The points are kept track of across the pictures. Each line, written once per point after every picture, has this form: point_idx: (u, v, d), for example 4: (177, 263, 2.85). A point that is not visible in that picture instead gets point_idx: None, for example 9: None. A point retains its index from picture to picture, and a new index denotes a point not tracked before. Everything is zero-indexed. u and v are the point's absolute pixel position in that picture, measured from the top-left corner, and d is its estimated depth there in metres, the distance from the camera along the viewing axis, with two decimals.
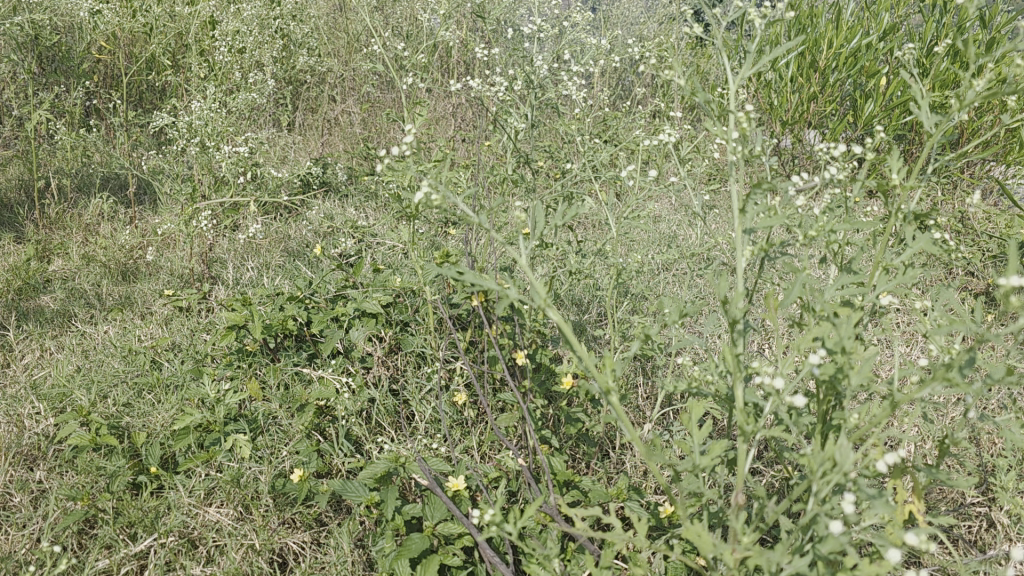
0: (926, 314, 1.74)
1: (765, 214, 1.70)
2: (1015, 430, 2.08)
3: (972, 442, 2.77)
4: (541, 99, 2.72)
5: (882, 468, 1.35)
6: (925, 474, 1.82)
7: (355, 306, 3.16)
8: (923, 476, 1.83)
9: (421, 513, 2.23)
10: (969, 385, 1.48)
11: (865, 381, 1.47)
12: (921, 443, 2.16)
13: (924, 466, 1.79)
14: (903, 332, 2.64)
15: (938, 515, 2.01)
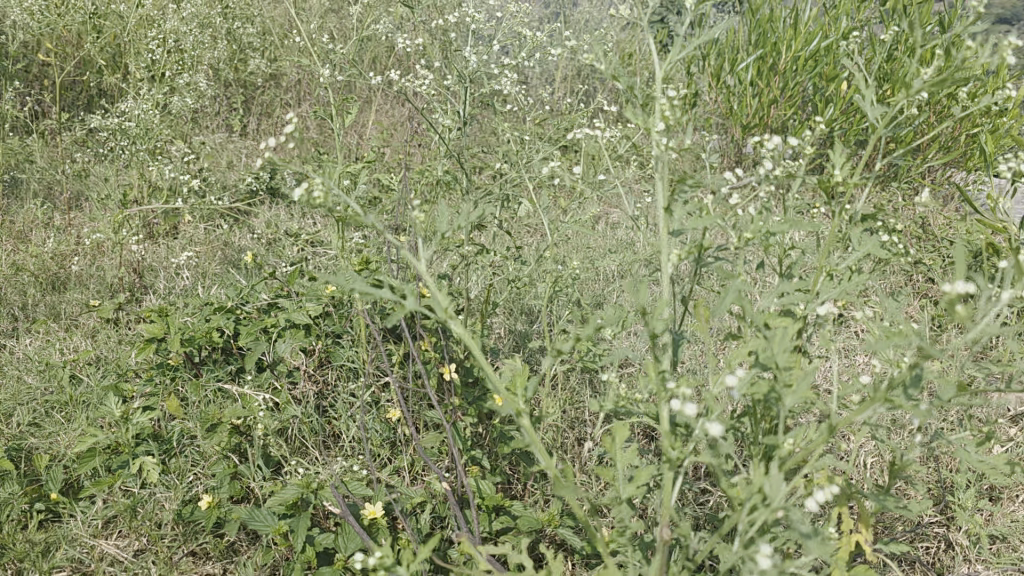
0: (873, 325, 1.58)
1: (696, 214, 1.52)
2: (971, 450, 1.94)
3: (930, 458, 2.63)
4: (472, 95, 2.53)
5: (817, 503, 1.19)
6: (874, 500, 1.67)
7: (283, 317, 2.96)
8: (872, 501, 1.67)
9: (334, 545, 2.03)
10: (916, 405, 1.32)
11: (800, 401, 1.31)
12: (873, 462, 2.02)
13: (873, 491, 1.64)
14: (858, 343, 2.49)
15: (891, 543, 1.86)
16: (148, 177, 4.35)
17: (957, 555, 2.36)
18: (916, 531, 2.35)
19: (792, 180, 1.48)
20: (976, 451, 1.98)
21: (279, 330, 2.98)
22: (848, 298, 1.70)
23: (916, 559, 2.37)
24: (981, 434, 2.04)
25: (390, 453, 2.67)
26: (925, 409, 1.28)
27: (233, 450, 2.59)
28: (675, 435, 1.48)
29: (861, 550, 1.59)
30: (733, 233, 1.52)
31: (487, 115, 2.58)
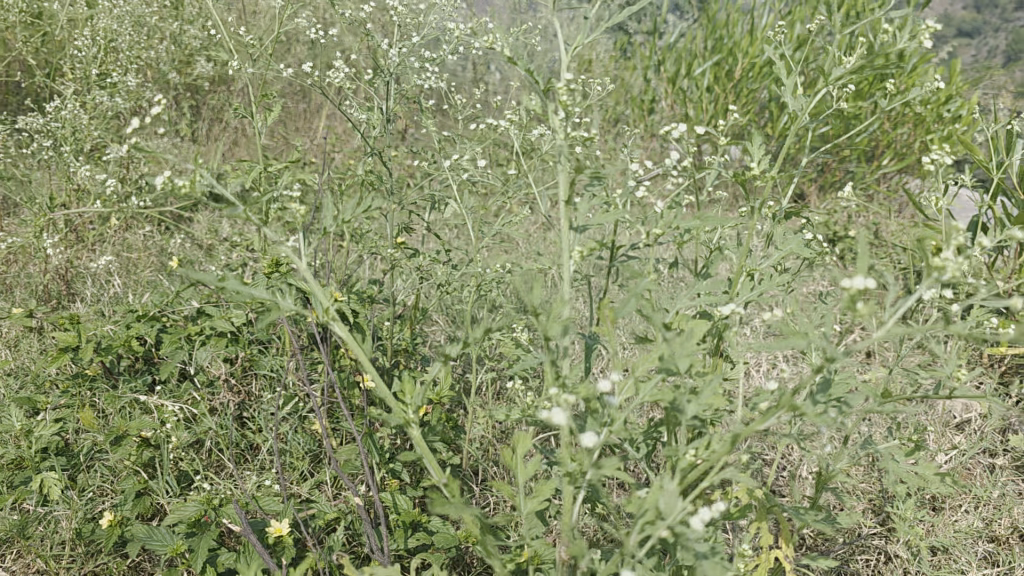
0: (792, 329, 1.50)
1: (603, 209, 1.41)
2: (905, 459, 1.86)
3: (873, 467, 2.55)
4: (393, 91, 2.41)
5: (714, 523, 1.09)
6: (797, 513, 1.58)
7: (203, 325, 2.81)
8: (795, 514, 1.58)
9: (236, 566, 1.90)
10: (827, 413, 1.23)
11: (703, 409, 1.20)
12: (804, 472, 1.94)
13: (795, 505, 1.55)
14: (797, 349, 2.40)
15: (821, 558, 1.78)
16: (78, 180, 4.18)
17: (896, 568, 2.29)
18: (851, 543, 2.27)
19: (701, 173, 1.39)
20: (910, 460, 1.91)
21: (200, 338, 2.84)
22: (769, 300, 1.61)
23: (854, 572, 2.29)
24: (918, 444, 1.96)
25: (312, 466, 2.55)
26: (834, 418, 1.18)
27: (144, 465, 2.45)
28: (578, 446, 1.38)
29: (780, 567, 1.50)
30: (641, 230, 1.42)
31: (410, 112, 2.47)
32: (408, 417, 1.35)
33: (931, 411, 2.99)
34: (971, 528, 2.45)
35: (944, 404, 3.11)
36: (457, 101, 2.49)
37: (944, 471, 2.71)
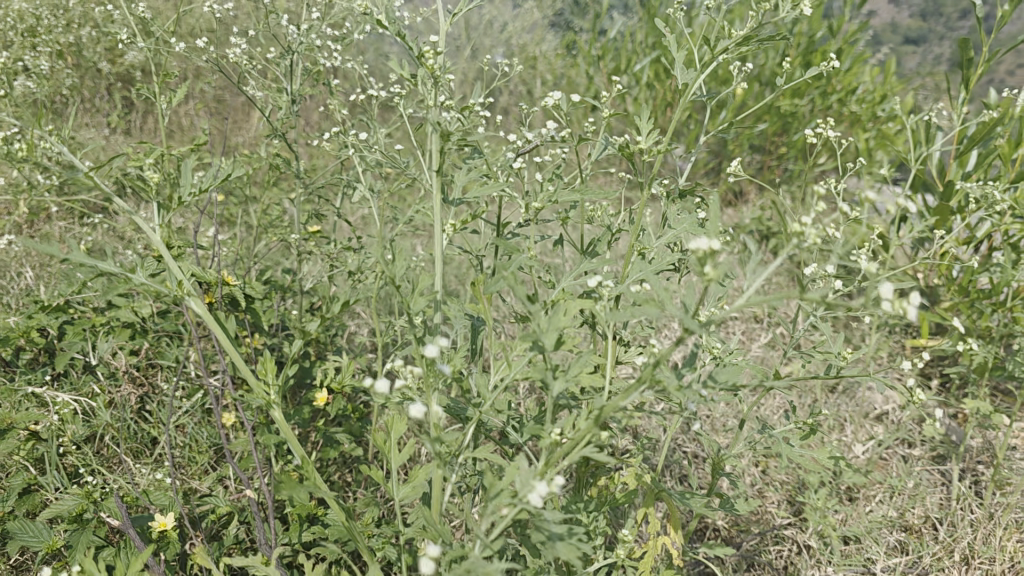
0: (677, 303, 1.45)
1: (480, 181, 1.35)
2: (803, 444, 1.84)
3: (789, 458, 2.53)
4: (296, 69, 2.31)
5: (574, 504, 1.03)
6: (688, 500, 1.53)
7: (105, 314, 2.68)
8: (687, 501, 1.54)
9: (117, 562, 1.80)
10: (701, 390, 1.18)
11: (570, 386, 1.15)
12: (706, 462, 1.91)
13: (685, 492, 1.51)
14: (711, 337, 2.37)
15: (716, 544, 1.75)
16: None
17: (807, 559, 2.27)
18: (759, 534, 2.26)
19: (580, 145, 1.33)
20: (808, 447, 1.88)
21: (104, 328, 2.72)
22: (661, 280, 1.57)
23: (765, 564, 2.26)
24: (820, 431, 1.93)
25: (214, 460, 2.45)
26: (703, 394, 1.13)
27: (35, 460, 2.32)
28: (452, 430, 1.32)
29: (668, 555, 1.46)
30: (519, 202, 1.36)
31: (317, 93, 2.40)
32: (271, 400, 1.27)
33: (852, 403, 2.99)
34: (885, 518, 2.44)
35: (865, 396, 3.12)
36: (367, 84, 2.44)
37: (861, 461, 2.71)
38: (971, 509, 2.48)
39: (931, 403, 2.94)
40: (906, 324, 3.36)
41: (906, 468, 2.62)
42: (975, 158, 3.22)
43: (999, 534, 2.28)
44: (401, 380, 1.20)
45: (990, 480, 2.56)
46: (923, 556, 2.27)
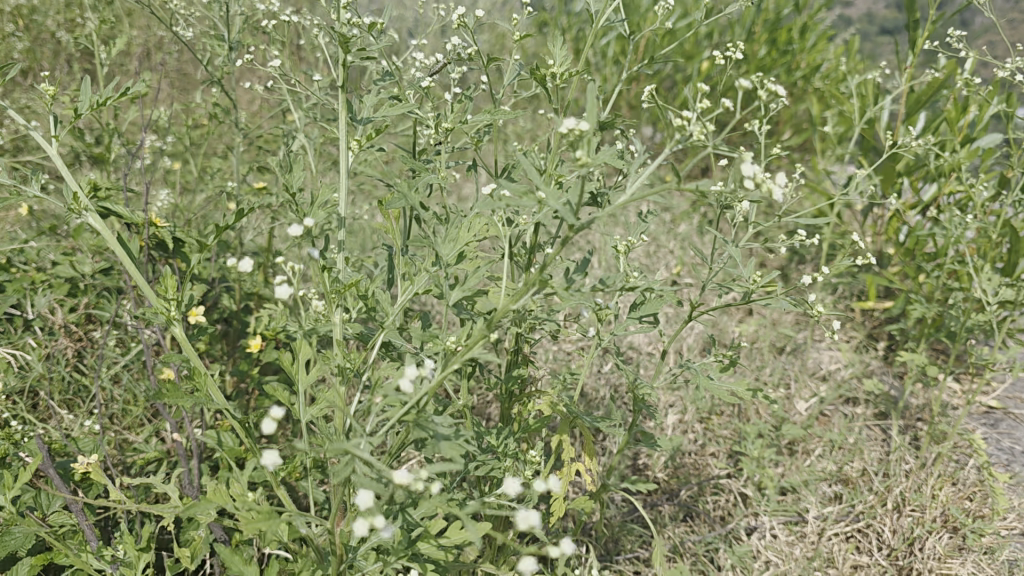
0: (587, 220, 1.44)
1: (386, 99, 1.34)
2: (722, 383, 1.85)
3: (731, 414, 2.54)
4: (229, 12, 2.27)
5: (460, 402, 1.02)
6: (605, 428, 1.53)
7: (41, 268, 2.62)
8: (603, 430, 1.54)
9: (34, 502, 1.73)
10: (599, 302, 1.17)
11: (466, 294, 1.15)
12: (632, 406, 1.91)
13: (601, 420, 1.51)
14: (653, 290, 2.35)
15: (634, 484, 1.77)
16: None
17: (741, 508, 2.28)
18: (694, 483, 2.27)
19: (487, 64, 1.32)
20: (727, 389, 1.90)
21: (42, 283, 2.66)
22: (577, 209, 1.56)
23: (701, 513, 2.27)
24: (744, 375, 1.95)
25: (151, 413, 2.42)
26: (596, 303, 1.13)
27: None
28: (357, 351, 1.30)
29: (582, 481, 1.45)
30: (428, 121, 1.35)
31: (255, 40, 2.36)
32: (173, 318, 1.25)
33: (798, 363, 3.01)
34: (824, 471, 2.45)
35: (812, 357, 3.14)
36: (309, 32, 2.41)
37: (802, 418, 2.73)
38: (907, 461, 2.51)
39: (875, 361, 2.99)
40: (854, 287, 3.39)
41: (846, 423, 2.64)
42: (924, 121, 3.24)
43: (930, 483, 2.31)
44: (279, 289, 1.19)
45: (927, 434, 2.59)
46: (856, 505, 2.29)
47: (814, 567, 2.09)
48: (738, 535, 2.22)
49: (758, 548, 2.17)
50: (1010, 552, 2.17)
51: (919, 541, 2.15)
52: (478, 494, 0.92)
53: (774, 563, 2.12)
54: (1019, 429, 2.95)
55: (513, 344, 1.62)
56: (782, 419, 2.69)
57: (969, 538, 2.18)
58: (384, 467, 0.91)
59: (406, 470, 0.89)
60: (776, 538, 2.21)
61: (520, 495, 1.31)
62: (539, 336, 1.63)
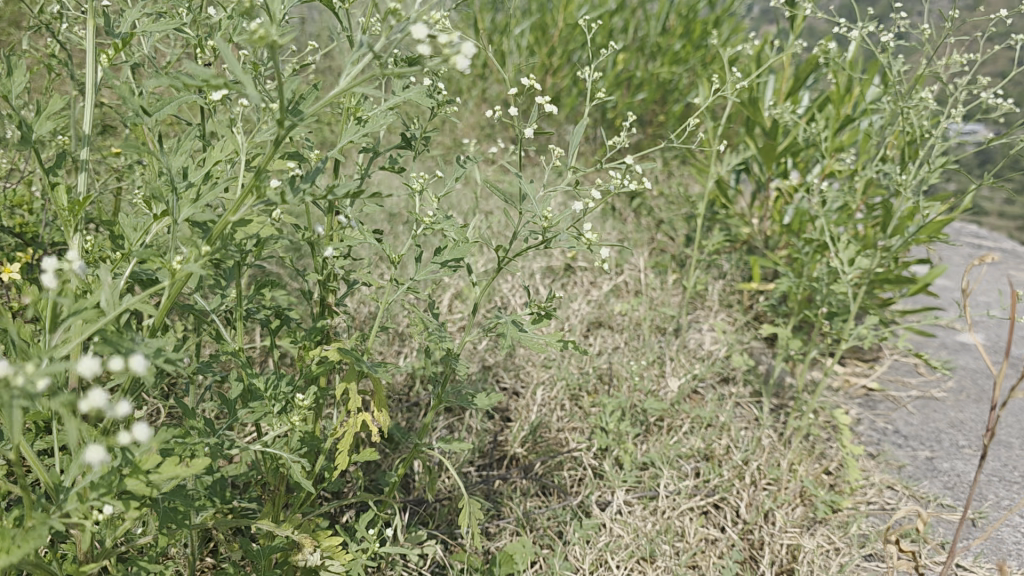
0: (365, 148, 1.37)
1: (140, 6, 1.21)
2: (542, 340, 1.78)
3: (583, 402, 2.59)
4: None
5: (153, 312, 0.91)
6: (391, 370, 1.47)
7: None
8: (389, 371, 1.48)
9: None
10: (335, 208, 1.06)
11: (198, 208, 1.02)
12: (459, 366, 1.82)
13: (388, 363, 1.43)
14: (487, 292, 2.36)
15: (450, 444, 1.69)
16: None
17: (594, 482, 2.22)
18: (548, 456, 2.20)
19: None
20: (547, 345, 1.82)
21: None
22: (372, 144, 1.49)
23: (553, 486, 2.21)
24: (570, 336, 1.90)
25: None
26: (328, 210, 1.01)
27: None
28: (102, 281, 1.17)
29: (368, 433, 1.37)
30: (193, 37, 1.24)
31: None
32: None
33: (675, 343, 2.96)
34: (688, 448, 2.39)
35: (693, 338, 3.09)
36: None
37: (673, 395, 2.68)
38: (770, 436, 2.47)
39: (752, 342, 2.96)
40: (740, 270, 3.36)
41: (714, 399, 2.60)
42: (806, 103, 3.24)
43: (787, 457, 2.28)
44: None
45: (792, 409, 2.56)
46: (712, 479, 2.24)
47: (662, 539, 2.02)
48: (588, 509, 2.15)
49: (606, 521, 2.09)
50: (864, 525, 2.13)
51: (769, 514, 2.11)
52: (102, 395, 0.78)
53: (621, 536, 2.05)
54: (895, 409, 2.94)
55: (318, 293, 1.53)
56: (650, 396, 2.64)
57: (820, 510, 2.13)
58: (18, 371, 0.80)
59: (28, 372, 0.78)
60: (627, 513, 2.14)
61: (289, 443, 1.22)
62: (347, 281, 1.55)
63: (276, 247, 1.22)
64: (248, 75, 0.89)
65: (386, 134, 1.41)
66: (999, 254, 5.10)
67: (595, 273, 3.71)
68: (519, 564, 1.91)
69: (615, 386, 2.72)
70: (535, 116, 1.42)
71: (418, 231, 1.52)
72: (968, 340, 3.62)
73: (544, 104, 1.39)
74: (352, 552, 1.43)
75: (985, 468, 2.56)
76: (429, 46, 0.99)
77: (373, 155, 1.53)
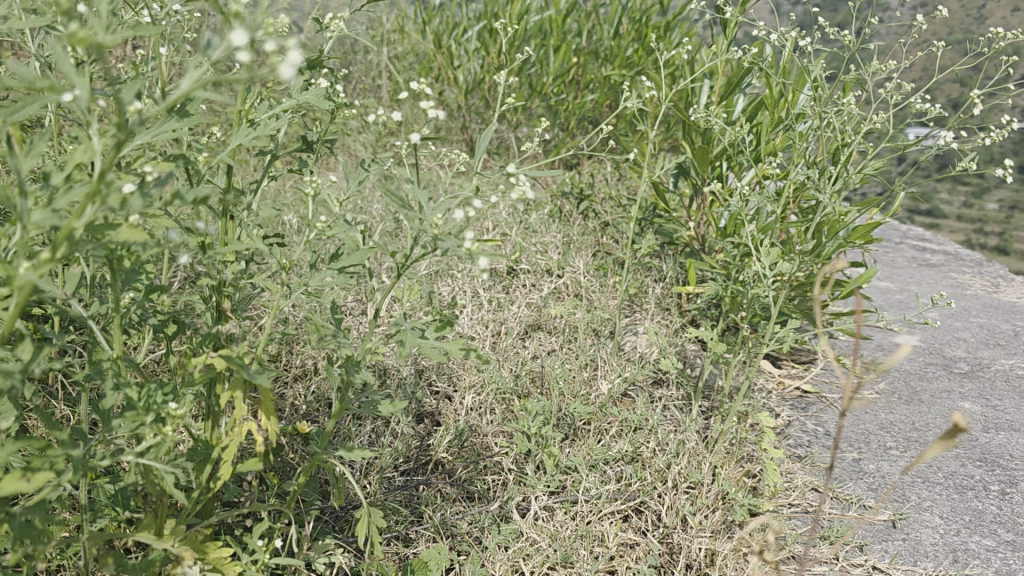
0: (247, 148, 1.35)
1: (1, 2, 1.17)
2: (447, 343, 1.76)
3: (512, 406, 2.59)
4: None
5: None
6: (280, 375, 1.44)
7: None
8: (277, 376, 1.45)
9: None
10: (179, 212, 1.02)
11: (36, 213, 0.99)
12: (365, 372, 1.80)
13: (274, 369, 1.40)
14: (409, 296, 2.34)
15: (354, 450, 1.68)
16: None
17: (515, 486, 2.21)
18: (469, 461, 2.19)
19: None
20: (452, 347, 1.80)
21: None
22: (264, 147, 1.46)
23: (472, 491, 2.20)
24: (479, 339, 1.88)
25: None
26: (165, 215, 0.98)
27: None
28: None
29: (252, 441, 1.34)
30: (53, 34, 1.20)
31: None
32: None
33: (610, 346, 2.96)
34: (613, 452, 2.38)
35: (629, 342, 3.10)
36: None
37: (603, 399, 2.68)
38: (696, 439, 2.47)
39: (685, 345, 2.98)
40: (677, 273, 3.37)
41: (644, 402, 2.61)
42: (741, 107, 3.26)
43: (708, 461, 2.28)
44: None
45: (719, 412, 2.57)
46: (633, 482, 2.24)
47: (579, 545, 2.02)
48: (508, 515, 2.15)
49: (523, 526, 2.08)
50: (783, 529, 2.15)
51: (687, 518, 2.11)
52: None
53: (538, 541, 2.05)
54: (825, 411, 2.96)
55: (212, 298, 1.50)
56: (581, 400, 2.64)
57: (737, 514, 2.14)
58: None
59: None
60: (546, 518, 2.14)
61: (161, 453, 1.19)
62: (243, 285, 1.53)
63: (141, 251, 1.19)
64: (71, 76, 0.88)
65: (269, 135, 1.38)
66: (941, 257, 5.18)
67: (538, 276, 3.72)
68: (434, 571, 1.89)
69: (545, 390, 2.71)
70: (423, 121, 1.40)
71: (313, 236, 1.50)
72: (904, 340, 3.66)
73: (429, 110, 1.37)
74: (240, 563, 1.40)
75: (909, 469, 2.58)
76: (273, 49, 0.97)
77: (268, 159, 1.51)
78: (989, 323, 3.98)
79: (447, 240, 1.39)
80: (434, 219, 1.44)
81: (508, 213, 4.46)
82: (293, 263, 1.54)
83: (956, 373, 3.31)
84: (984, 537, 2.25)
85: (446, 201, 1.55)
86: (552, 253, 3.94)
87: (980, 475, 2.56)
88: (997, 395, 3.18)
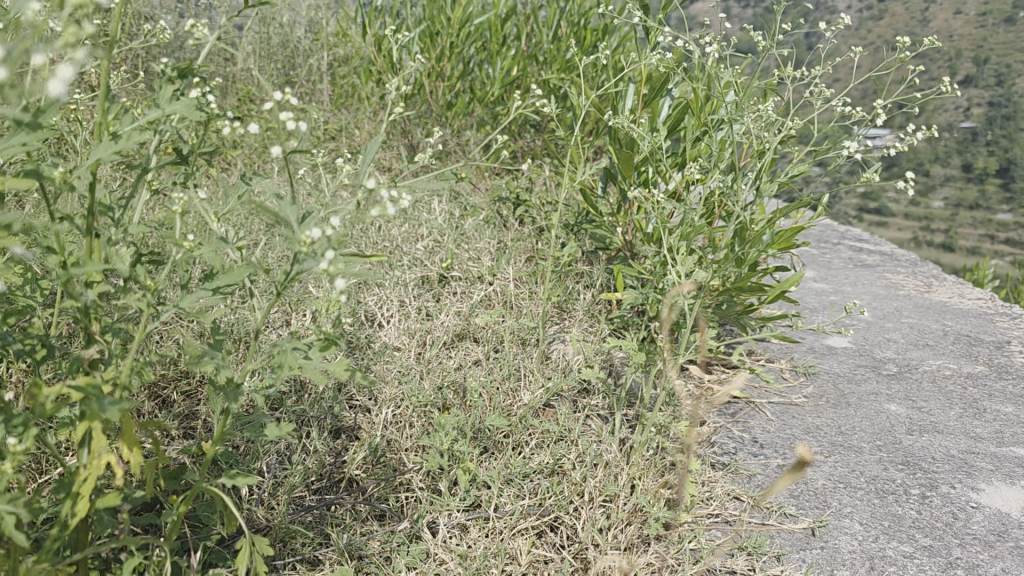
0: (99, 163, 1.27)
1: None
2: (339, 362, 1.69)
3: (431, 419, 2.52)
4: None
5: None
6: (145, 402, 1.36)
7: None
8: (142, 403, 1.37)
9: None
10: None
11: None
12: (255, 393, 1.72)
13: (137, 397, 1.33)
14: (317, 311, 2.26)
15: (240, 476, 1.60)
16: None
17: (426, 505, 2.15)
18: (379, 479, 2.13)
19: None
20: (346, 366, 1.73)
21: None
22: (127, 162, 1.38)
23: (383, 510, 2.14)
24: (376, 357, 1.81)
25: None
26: None
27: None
28: None
29: (110, 474, 1.26)
30: None
31: None
32: None
33: (536, 355, 2.91)
34: (530, 466, 2.33)
35: (556, 350, 3.06)
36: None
37: (525, 410, 2.63)
38: (615, 449, 2.44)
39: (611, 352, 2.94)
40: (606, 279, 3.34)
41: (566, 412, 2.56)
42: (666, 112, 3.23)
43: (625, 472, 2.25)
44: None
45: (640, 421, 2.53)
46: (549, 497, 2.20)
47: (489, 564, 1.97)
48: (418, 534, 2.09)
49: (433, 547, 2.03)
50: (697, 541, 2.12)
51: (601, 533, 2.07)
52: None
53: (446, 562, 1.99)
54: (751, 416, 2.94)
55: (76, 321, 1.41)
56: (501, 412, 2.59)
57: (651, 528, 2.11)
58: None
59: None
60: (458, 537, 2.09)
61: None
62: (111, 307, 1.45)
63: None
64: None
65: (126, 148, 1.29)
66: (876, 257, 5.23)
67: (468, 284, 3.65)
68: None
69: (466, 403, 2.65)
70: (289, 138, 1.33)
71: (184, 254, 1.42)
72: (834, 342, 3.66)
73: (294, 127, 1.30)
74: None
75: (832, 474, 2.56)
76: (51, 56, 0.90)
77: (136, 174, 1.42)
78: (919, 323, 4.01)
79: (317, 259, 1.32)
80: (307, 238, 1.37)
81: (443, 219, 4.39)
82: (165, 283, 1.46)
83: (883, 375, 3.32)
84: (902, 543, 2.24)
85: (322, 216, 1.48)
86: (484, 261, 3.87)
87: (901, 479, 2.56)
88: (923, 397, 3.19)
